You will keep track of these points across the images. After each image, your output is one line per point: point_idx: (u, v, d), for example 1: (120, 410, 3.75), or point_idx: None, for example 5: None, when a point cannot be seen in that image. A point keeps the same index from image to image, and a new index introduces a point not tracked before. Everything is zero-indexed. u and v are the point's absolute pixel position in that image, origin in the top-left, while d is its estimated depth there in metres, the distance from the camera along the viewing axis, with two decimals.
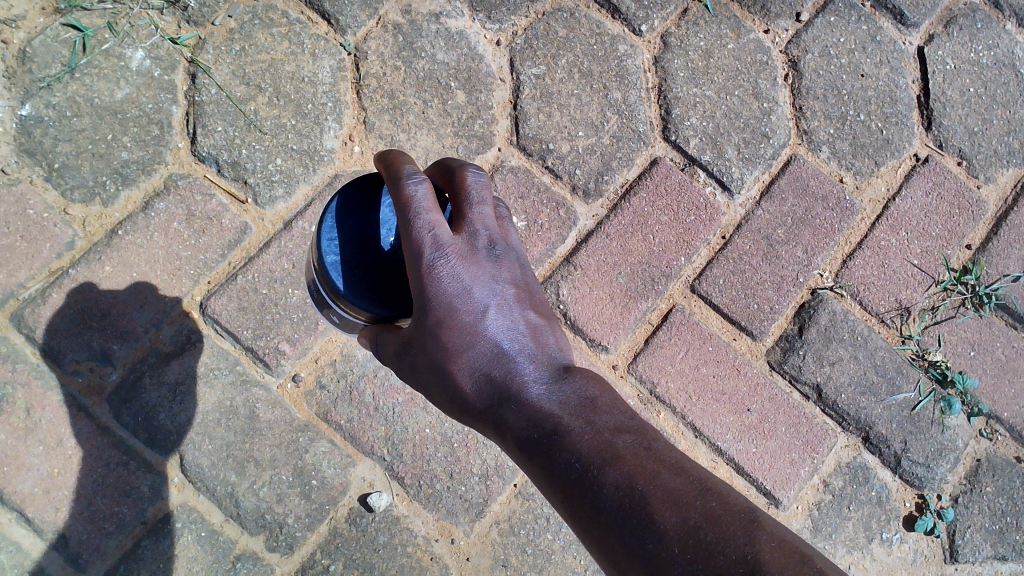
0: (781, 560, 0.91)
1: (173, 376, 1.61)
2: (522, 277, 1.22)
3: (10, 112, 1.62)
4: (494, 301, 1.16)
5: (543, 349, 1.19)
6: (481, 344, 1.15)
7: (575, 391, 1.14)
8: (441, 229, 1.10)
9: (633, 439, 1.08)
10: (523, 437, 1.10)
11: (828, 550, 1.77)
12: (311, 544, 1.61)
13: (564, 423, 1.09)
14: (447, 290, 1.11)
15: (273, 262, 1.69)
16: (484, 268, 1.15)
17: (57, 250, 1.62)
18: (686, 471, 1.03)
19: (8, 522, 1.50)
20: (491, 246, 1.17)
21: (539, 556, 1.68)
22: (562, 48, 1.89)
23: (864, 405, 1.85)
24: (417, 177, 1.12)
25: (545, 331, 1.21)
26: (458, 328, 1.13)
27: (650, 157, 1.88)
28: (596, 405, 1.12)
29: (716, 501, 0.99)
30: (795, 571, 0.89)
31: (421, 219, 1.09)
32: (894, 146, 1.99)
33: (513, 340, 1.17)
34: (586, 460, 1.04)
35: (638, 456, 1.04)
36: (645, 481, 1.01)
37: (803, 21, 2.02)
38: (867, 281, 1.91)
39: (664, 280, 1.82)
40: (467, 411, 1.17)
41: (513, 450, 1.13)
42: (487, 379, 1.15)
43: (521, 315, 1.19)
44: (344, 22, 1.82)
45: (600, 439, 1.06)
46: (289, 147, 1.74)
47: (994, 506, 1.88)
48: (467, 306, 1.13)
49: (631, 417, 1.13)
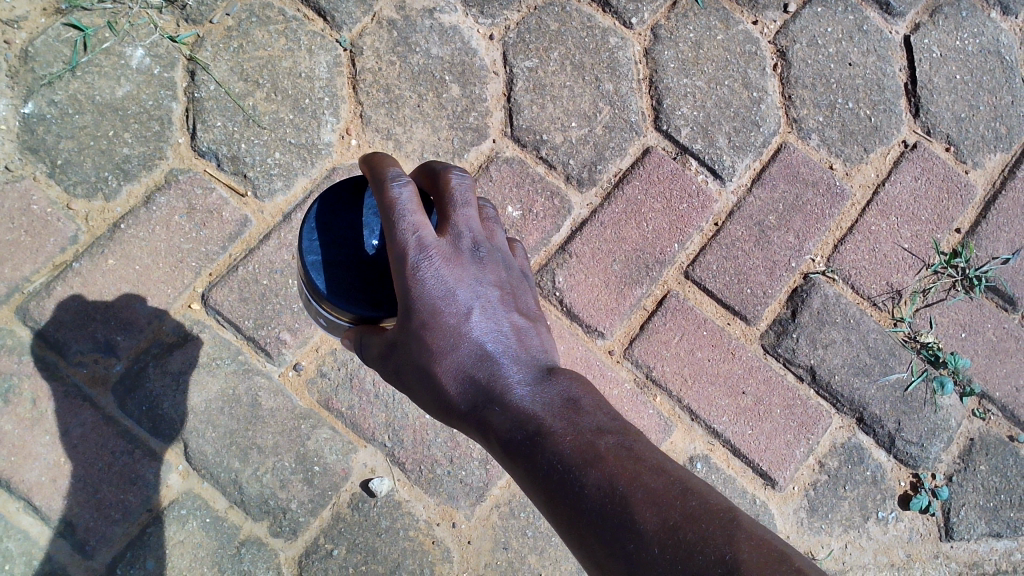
0: (759, 559, 0.92)
1: (176, 365, 1.63)
2: (508, 278, 1.21)
3: (14, 110, 1.66)
4: (478, 302, 1.16)
5: (528, 350, 1.18)
6: (465, 346, 1.15)
7: (559, 391, 1.14)
8: (425, 230, 1.11)
9: (616, 439, 1.08)
10: (506, 438, 1.11)
11: (824, 529, 1.80)
12: (314, 528, 1.63)
13: (546, 424, 1.10)
14: (431, 291, 1.12)
15: (273, 254, 1.72)
16: (468, 270, 1.15)
17: (61, 244, 1.65)
18: (668, 472, 1.04)
19: (16, 511, 1.53)
20: (475, 247, 1.17)
21: (540, 538, 1.70)
22: (554, 41, 1.93)
23: (858, 386, 1.88)
24: (401, 179, 1.13)
25: (530, 332, 1.21)
26: (442, 329, 1.14)
27: (642, 146, 1.91)
28: (579, 406, 1.13)
29: (696, 500, 1.00)
30: (772, 570, 0.91)
31: (405, 221, 1.10)
32: (883, 132, 2.03)
33: (498, 342, 1.16)
34: (568, 461, 1.05)
35: (619, 458, 1.05)
36: (626, 481, 1.02)
37: (790, 11, 2.05)
38: (858, 265, 1.94)
39: (657, 267, 1.85)
40: (451, 412, 1.17)
41: (497, 451, 1.13)
42: (471, 380, 1.15)
43: (506, 317, 1.18)
44: (339, 18, 1.85)
45: (582, 440, 1.07)
46: (287, 141, 1.77)
47: (988, 484, 1.90)
48: (451, 308, 1.13)
49: (615, 418, 1.13)
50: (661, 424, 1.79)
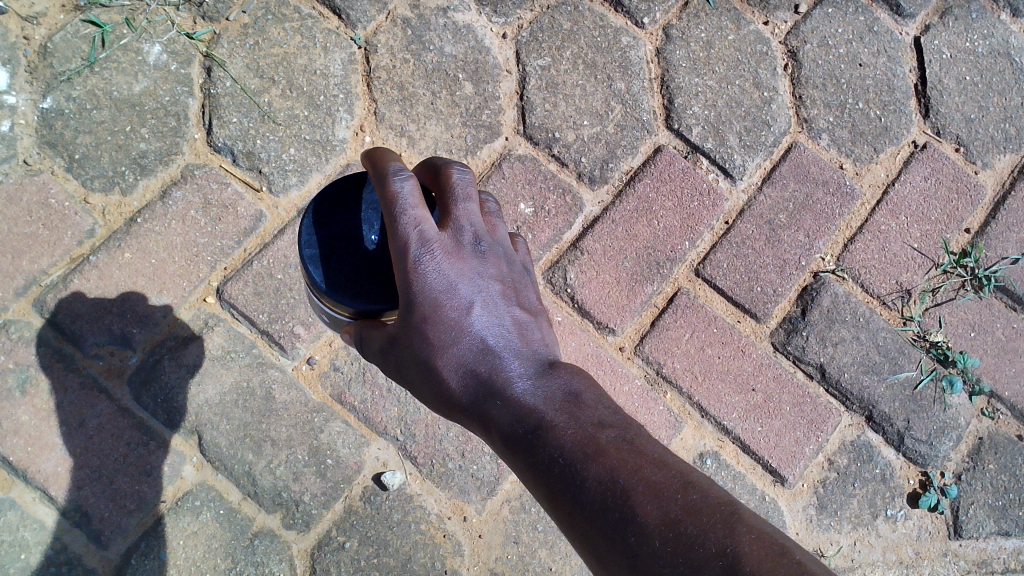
0: (759, 552, 0.93)
1: (192, 358, 1.65)
2: (509, 272, 1.20)
3: (33, 105, 1.68)
4: (479, 297, 1.15)
5: (529, 344, 1.18)
6: (467, 340, 1.14)
7: (561, 386, 1.14)
8: (427, 224, 1.10)
9: (617, 433, 1.09)
10: (508, 432, 1.11)
11: (833, 526, 1.81)
12: (327, 521, 1.65)
13: (548, 419, 1.10)
14: (433, 285, 1.10)
15: (287, 249, 1.74)
16: (469, 264, 1.14)
17: (78, 238, 1.67)
18: (669, 465, 1.04)
19: (32, 500, 1.55)
20: (477, 242, 1.16)
21: (550, 532, 1.71)
22: (567, 40, 1.94)
23: (867, 384, 1.88)
24: (403, 173, 1.11)
25: (531, 326, 1.21)
26: (443, 324, 1.13)
27: (654, 145, 1.92)
28: (581, 400, 1.13)
29: (697, 493, 1.01)
30: (772, 563, 0.91)
31: (407, 216, 1.08)
32: (893, 133, 2.03)
33: (499, 336, 1.16)
34: (569, 454, 1.06)
35: (621, 451, 1.06)
36: (627, 474, 1.03)
37: (802, 12, 2.07)
38: (868, 264, 1.95)
39: (668, 264, 1.86)
40: (452, 406, 1.17)
41: (498, 444, 1.14)
42: (472, 374, 1.15)
43: (507, 311, 1.18)
44: (354, 16, 1.87)
45: (583, 434, 1.08)
46: (302, 138, 1.79)
47: (997, 482, 1.91)
48: (452, 303, 1.13)
49: (616, 412, 1.14)
50: (671, 420, 1.80)
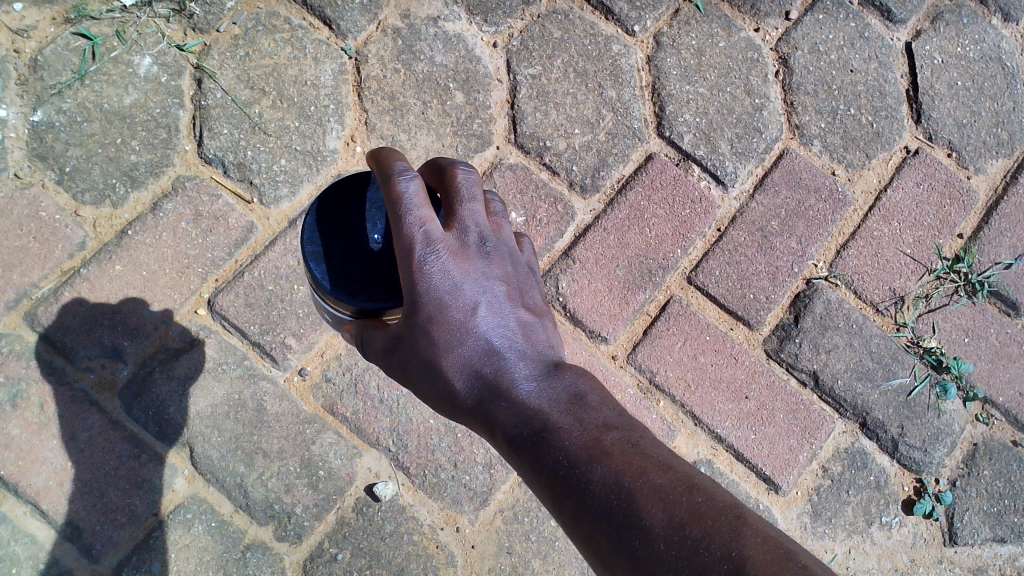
0: (765, 556, 0.92)
1: (182, 371, 1.65)
2: (514, 272, 1.19)
3: (24, 119, 1.68)
4: (485, 298, 1.15)
5: (534, 345, 1.18)
6: (471, 341, 1.14)
7: (565, 387, 1.13)
8: (432, 224, 1.10)
9: (621, 435, 1.08)
10: (512, 434, 1.11)
11: (828, 534, 1.80)
12: (319, 533, 1.64)
13: (552, 420, 1.09)
14: (437, 285, 1.10)
15: (278, 260, 1.73)
16: (475, 265, 1.14)
17: (69, 251, 1.67)
18: (673, 468, 1.04)
19: (24, 514, 1.54)
20: (482, 242, 1.15)
21: (543, 542, 1.71)
22: (557, 49, 1.94)
23: (861, 390, 1.88)
24: (409, 174, 1.11)
25: (537, 327, 1.20)
26: (448, 325, 1.12)
27: (645, 153, 1.92)
28: (586, 401, 1.12)
29: (701, 496, 1.00)
30: (779, 567, 0.90)
31: (412, 216, 1.08)
32: (885, 139, 2.03)
33: (504, 337, 1.16)
34: (574, 456, 1.05)
35: (625, 453, 1.05)
36: (632, 476, 1.02)
37: (792, 19, 2.07)
38: (861, 270, 1.95)
39: (660, 272, 1.86)
40: (457, 408, 1.17)
41: (504, 447, 1.13)
42: (478, 375, 1.14)
43: (512, 312, 1.17)
44: (344, 27, 1.87)
45: (588, 435, 1.07)
46: (293, 149, 1.79)
47: (992, 488, 1.90)
48: (457, 303, 1.12)
49: (620, 415, 1.13)
50: (664, 429, 1.80)
